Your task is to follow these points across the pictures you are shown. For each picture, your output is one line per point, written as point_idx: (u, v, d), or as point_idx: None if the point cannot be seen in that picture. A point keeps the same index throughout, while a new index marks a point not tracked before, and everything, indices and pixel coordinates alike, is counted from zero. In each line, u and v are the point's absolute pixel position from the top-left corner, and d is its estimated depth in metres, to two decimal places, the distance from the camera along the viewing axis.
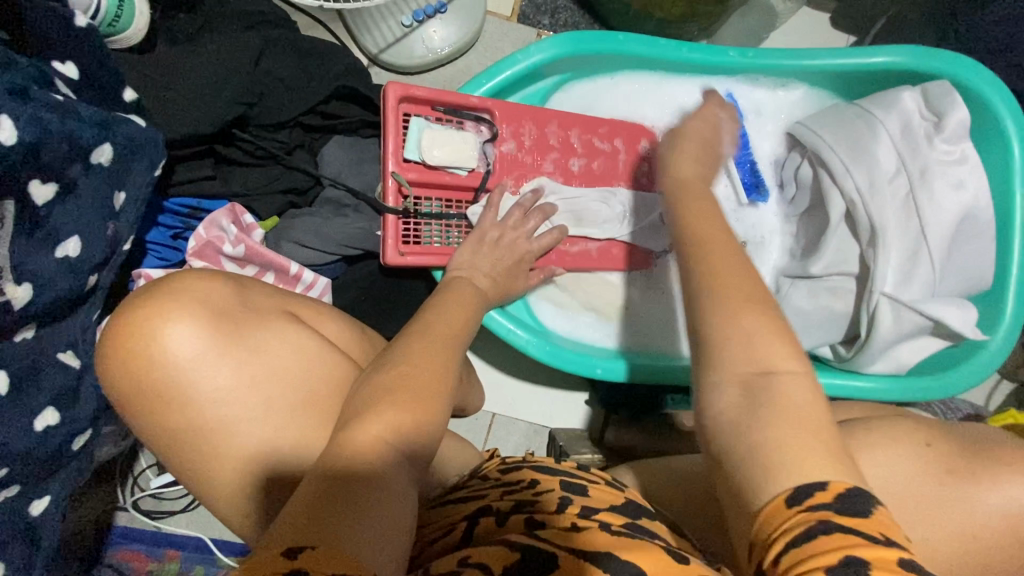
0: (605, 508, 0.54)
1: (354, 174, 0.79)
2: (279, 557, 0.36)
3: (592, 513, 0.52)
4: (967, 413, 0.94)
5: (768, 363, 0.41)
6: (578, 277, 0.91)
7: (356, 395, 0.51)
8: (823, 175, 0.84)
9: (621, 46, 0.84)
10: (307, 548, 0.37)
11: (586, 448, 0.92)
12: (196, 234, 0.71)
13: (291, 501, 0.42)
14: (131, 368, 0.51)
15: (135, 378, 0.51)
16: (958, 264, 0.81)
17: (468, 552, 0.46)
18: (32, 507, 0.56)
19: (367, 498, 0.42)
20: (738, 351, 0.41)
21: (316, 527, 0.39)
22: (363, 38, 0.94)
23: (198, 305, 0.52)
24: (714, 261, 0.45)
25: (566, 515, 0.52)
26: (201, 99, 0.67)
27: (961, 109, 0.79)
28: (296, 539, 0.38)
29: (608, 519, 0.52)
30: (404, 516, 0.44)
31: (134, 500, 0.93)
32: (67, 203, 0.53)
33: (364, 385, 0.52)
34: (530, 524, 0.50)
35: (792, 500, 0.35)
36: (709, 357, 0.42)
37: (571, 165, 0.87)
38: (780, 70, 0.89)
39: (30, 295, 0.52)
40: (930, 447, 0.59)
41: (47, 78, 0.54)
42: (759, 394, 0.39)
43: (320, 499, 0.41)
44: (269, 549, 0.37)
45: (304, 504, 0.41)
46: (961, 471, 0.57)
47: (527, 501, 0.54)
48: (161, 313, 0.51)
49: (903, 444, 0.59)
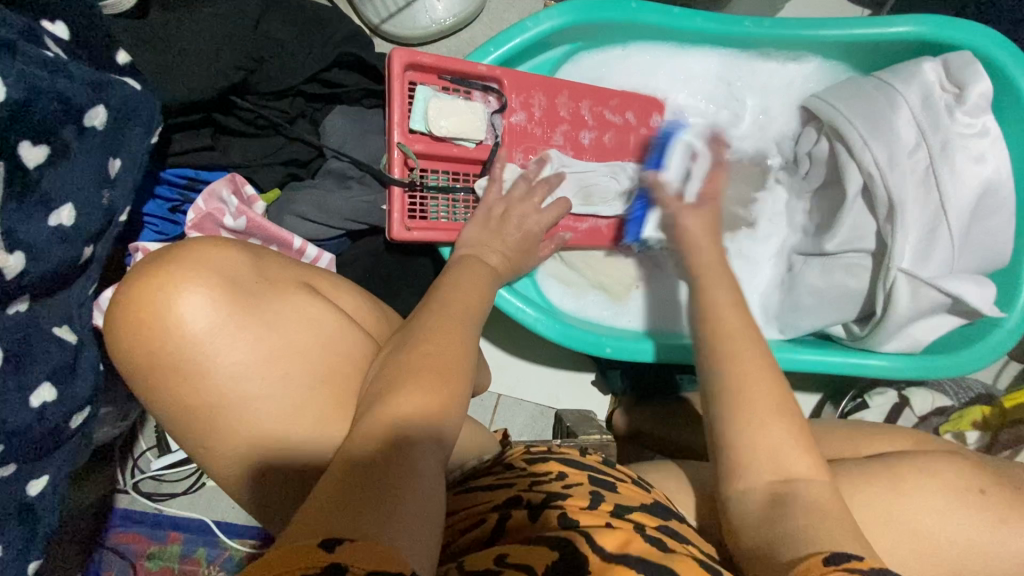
0: (636, 508, 0.53)
1: (358, 145, 0.76)
2: (316, 551, 0.33)
3: (625, 512, 0.52)
4: (979, 392, 0.92)
5: (790, 471, 0.48)
6: (578, 256, 0.89)
7: (378, 375, 0.50)
8: (841, 150, 0.82)
9: (634, 15, 0.81)
10: (345, 540, 0.34)
11: (595, 429, 0.90)
12: (196, 206, 0.69)
13: (313, 495, 0.40)
14: (143, 338, 0.49)
15: (149, 349, 0.49)
16: (976, 239, 0.79)
17: (506, 551, 0.44)
18: (31, 487, 0.55)
19: (398, 485, 0.41)
20: (764, 463, 0.48)
21: (352, 522, 0.37)
22: (364, 7, 0.91)
23: (215, 275, 0.50)
24: (741, 377, 0.51)
25: (600, 511, 0.51)
26: (197, 62, 0.64)
27: (984, 80, 0.77)
28: (327, 534, 0.35)
29: (642, 519, 0.52)
30: (434, 509, 0.42)
31: (134, 482, 0.91)
32: (59, 168, 0.51)
33: (387, 364, 0.51)
34: (565, 518, 0.49)
35: (830, 561, 0.40)
36: (731, 473, 0.49)
37: (581, 139, 0.84)
38: (795, 43, 0.86)
39: (22, 265, 0.50)
40: (984, 494, 0.55)
41: (36, 35, 0.50)
42: (787, 501, 0.46)
43: (349, 490, 0.39)
44: (302, 539, 0.35)
45: (332, 495, 0.39)
46: (1012, 521, 0.54)
47: (558, 494, 0.52)
48: (175, 281, 0.48)
49: (947, 475, 0.56)
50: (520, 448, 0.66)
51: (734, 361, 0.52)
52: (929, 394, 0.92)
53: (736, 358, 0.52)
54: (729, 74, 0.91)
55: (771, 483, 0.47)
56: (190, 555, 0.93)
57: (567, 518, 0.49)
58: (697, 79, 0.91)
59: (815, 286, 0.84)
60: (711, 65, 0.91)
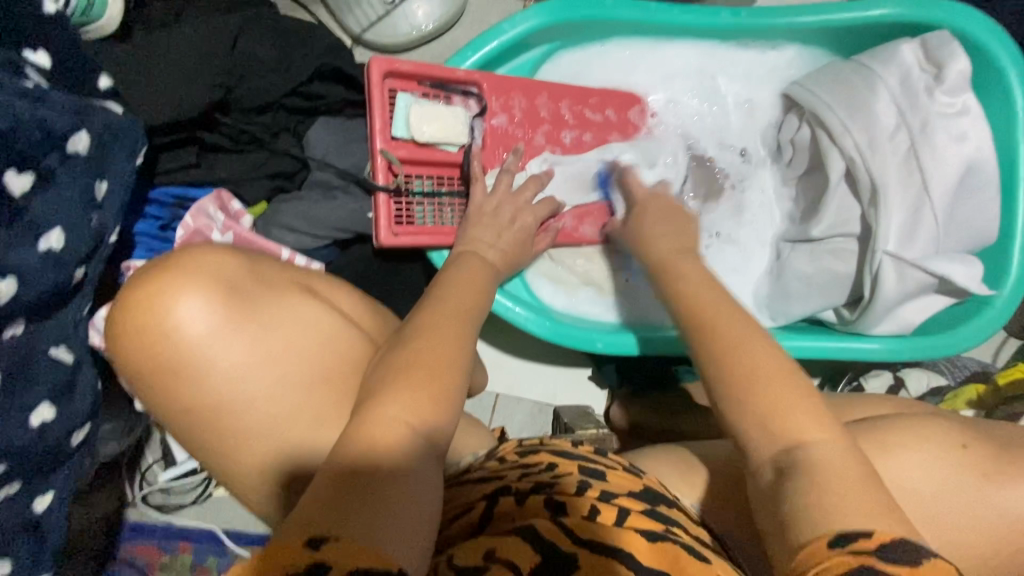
0: (625, 494, 0.54)
1: (342, 154, 0.78)
2: (302, 548, 0.35)
3: (611, 497, 0.53)
4: (974, 369, 0.93)
5: (797, 432, 0.46)
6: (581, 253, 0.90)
7: (372, 376, 0.51)
8: (822, 135, 0.82)
9: (610, 12, 0.81)
10: (329, 539, 0.36)
11: (591, 423, 0.92)
12: (184, 224, 0.70)
13: (307, 492, 0.41)
14: (145, 344, 0.50)
15: (151, 356, 0.50)
16: (961, 218, 0.80)
17: (494, 545, 0.45)
18: (36, 504, 0.56)
19: (388, 483, 0.42)
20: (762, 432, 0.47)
21: (339, 520, 0.38)
22: (345, 18, 0.92)
23: (213, 280, 0.52)
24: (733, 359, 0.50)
25: (586, 497, 0.52)
26: (179, 84, 0.66)
27: (962, 58, 0.77)
28: (314, 531, 0.37)
29: (627, 504, 0.52)
30: (424, 508, 0.43)
31: (143, 495, 0.93)
32: (48, 193, 0.53)
33: (380, 365, 0.51)
34: (550, 504, 0.51)
35: (836, 542, 0.40)
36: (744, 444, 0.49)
37: (563, 137, 0.85)
38: (771, 32, 0.87)
39: (14, 289, 0.51)
40: (965, 449, 0.56)
41: (16, 66, 0.52)
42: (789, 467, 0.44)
43: (339, 493, 0.40)
44: (288, 537, 0.36)
45: (320, 498, 0.40)
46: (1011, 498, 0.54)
47: (546, 483, 0.53)
48: (174, 288, 0.50)
49: (928, 434, 0.57)
50: (512, 441, 0.67)
51: (714, 356, 0.53)
52: (924, 373, 0.92)
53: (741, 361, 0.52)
54: (709, 66, 0.92)
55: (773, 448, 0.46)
56: (201, 564, 0.94)
57: (554, 504, 0.50)
58: (679, 73, 0.92)
59: (804, 272, 0.84)
60: (691, 58, 0.91)
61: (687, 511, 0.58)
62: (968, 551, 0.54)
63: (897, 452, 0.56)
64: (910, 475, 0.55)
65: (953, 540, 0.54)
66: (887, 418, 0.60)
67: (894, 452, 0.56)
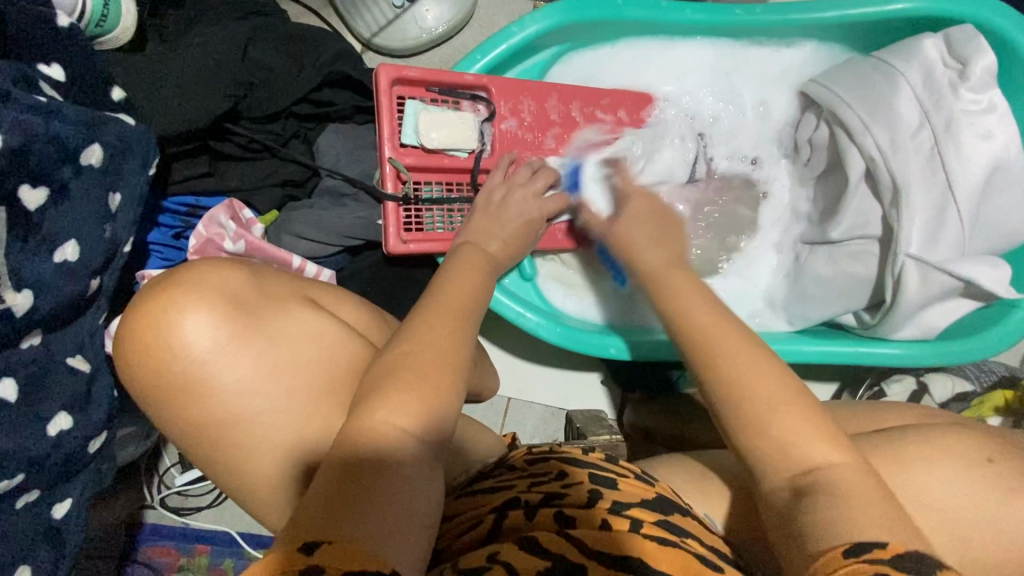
0: (637, 503, 0.53)
1: (351, 161, 0.78)
2: (296, 553, 0.36)
3: (624, 509, 0.51)
4: (1002, 374, 0.90)
5: (810, 463, 0.47)
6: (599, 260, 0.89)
7: (371, 369, 0.49)
8: (841, 134, 0.80)
9: (620, 12, 0.80)
10: (324, 543, 0.37)
11: (603, 428, 0.90)
12: (196, 233, 0.70)
13: (309, 489, 0.42)
14: (151, 361, 0.50)
15: (158, 372, 0.50)
16: (988, 218, 0.77)
17: (497, 548, 0.47)
18: (56, 510, 0.57)
19: (385, 482, 0.42)
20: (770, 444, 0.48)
21: (332, 522, 0.38)
22: (355, 22, 0.92)
23: (214, 295, 0.51)
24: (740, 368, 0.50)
25: (596, 510, 0.51)
26: (190, 93, 0.66)
27: (989, 53, 0.74)
28: (310, 535, 0.37)
29: (641, 515, 0.51)
30: (421, 511, 0.43)
31: (161, 498, 0.94)
32: (60, 206, 0.53)
33: (378, 360, 0.49)
34: (560, 519, 0.50)
35: (851, 552, 0.40)
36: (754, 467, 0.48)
37: (574, 140, 0.84)
38: (787, 29, 0.85)
39: (31, 301, 0.53)
40: (993, 465, 0.54)
41: (30, 79, 0.53)
42: (804, 497, 0.45)
43: (336, 497, 0.40)
44: (287, 541, 0.37)
45: (321, 501, 0.40)
46: None
47: (556, 493, 0.53)
48: (178, 304, 0.50)
49: (949, 444, 0.55)
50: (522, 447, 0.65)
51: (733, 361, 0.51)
52: (950, 379, 0.90)
53: (756, 378, 0.51)
54: (722, 65, 0.90)
55: (792, 477, 0.47)
56: (218, 566, 0.95)
57: (563, 517, 0.50)
58: (691, 71, 0.90)
59: (822, 276, 0.83)
60: (704, 56, 0.90)
61: (703, 520, 0.57)
62: (986, 565, 0.52)
63: (920, 468, 0.54)
64: (935, 490, 0.53)
65: (979, 557, 0.52)
66: (903, 428, 0.59)
67: (918, 469, 0.54)
